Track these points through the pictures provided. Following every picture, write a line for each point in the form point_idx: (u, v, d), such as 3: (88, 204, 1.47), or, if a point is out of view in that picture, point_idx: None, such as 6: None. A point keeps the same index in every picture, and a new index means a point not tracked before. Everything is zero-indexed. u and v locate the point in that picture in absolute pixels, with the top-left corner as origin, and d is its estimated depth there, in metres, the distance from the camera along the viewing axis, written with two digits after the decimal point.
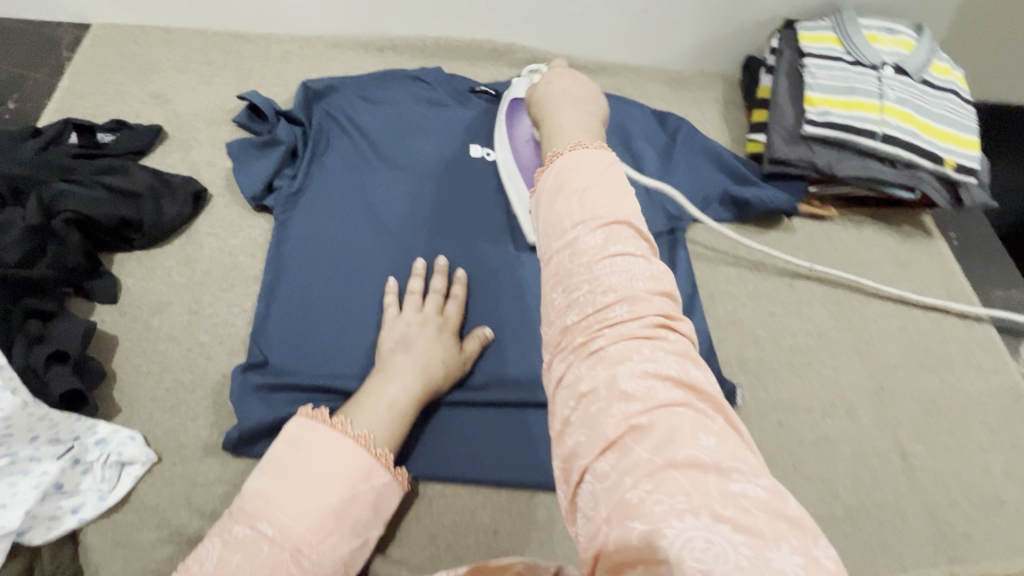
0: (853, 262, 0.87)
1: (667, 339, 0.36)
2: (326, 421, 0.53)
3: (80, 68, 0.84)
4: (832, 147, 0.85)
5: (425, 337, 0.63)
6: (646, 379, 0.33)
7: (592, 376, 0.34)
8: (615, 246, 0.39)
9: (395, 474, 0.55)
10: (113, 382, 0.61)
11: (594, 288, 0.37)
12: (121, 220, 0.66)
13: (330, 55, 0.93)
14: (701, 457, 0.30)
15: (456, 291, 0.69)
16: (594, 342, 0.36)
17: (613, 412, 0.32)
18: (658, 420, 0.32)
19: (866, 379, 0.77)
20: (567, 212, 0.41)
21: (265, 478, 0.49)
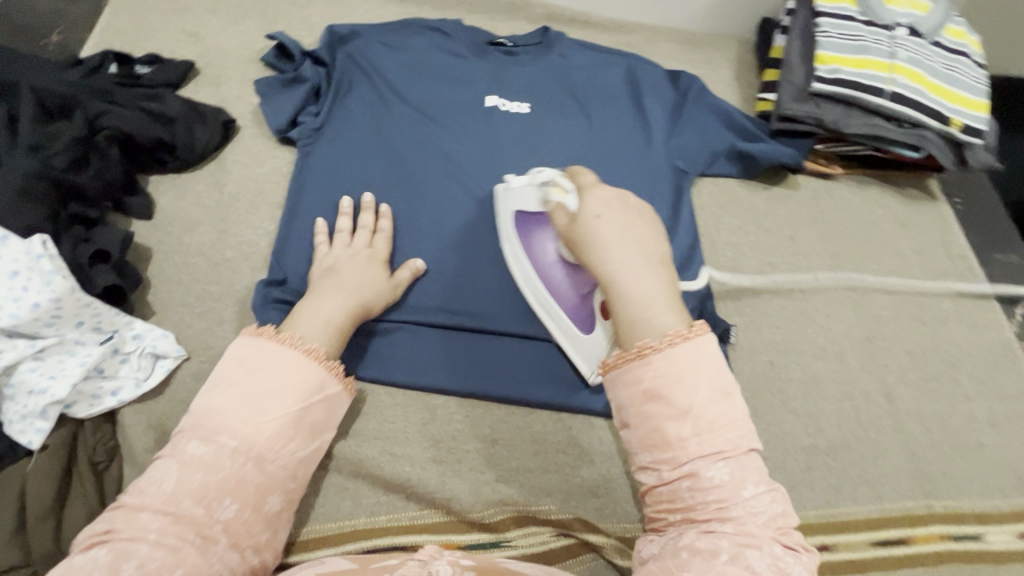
0: (856, 219, 0.89)
1: (782, 514, 0.41)
2: (272, 337, 0.56)
3: (118, 5, 0.88)
4: (840, 105, 0.86)
5: (357, 266, 0.66)
6: (774, 572, 0.39)
7: (713, 544, 0.40)
8: (739, 483, 0.42)
9: (344, 383, 0.58)
10: (147, 288, 0.66)
11: (717, 481, 0.42)
12: (158, 141, 0.70)
13: (354, 3, 0.96)
14: (747, 513, 0.41)
15: (383, 224, 0.72)
16: (666, 430, 0.43)
17: (678, 471, 0.43)
18: (716, 473, 0.42)
19: (858, 328, 0.79)
20: (677, 438, 0.43)
21: (212, 397, 0.52)
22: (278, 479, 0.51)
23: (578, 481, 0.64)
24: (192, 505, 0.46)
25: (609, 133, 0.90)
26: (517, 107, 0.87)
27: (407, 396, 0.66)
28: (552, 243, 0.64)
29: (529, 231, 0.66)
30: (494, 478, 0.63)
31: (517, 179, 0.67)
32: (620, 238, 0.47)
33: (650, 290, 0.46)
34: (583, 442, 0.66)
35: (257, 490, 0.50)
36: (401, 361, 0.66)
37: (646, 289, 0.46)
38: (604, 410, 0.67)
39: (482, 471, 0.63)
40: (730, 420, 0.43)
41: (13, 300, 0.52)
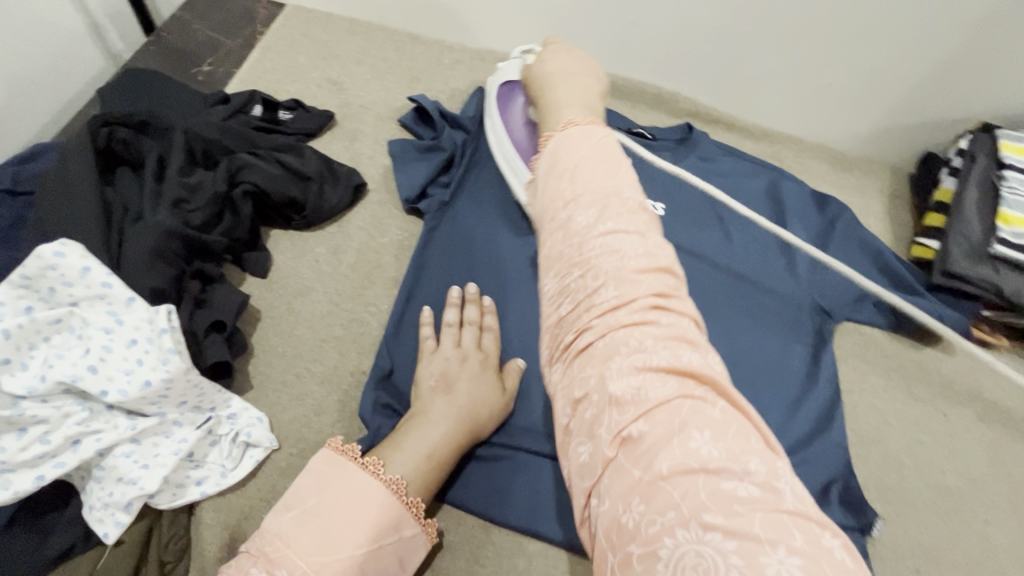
0: (1020, 403, 0.77)
1: (693, 402, 0.31)
2: (355, 461, 0.52)
3: (270, 44, 0.87)
4: (1022, 273, 0.76)
5: (465, 375, 0.59)
6: (684, 453, 0.29)
7: (628, 461, 0.31)
8: (643, 323, 0.34)
9: (423, 525, 0.53)
10: (249, 357, 0.61)
11: (607, 355, 0.34)
12: (290, 200, 0.67)
13: (497, 72, 0.93)
14: (689, 459, 0.29)
15: (489, 321, 0.64)
16: (608, 355, 0.34)
17: (602, 416, 0.32)
18: (652, 427, 0.31)
19: (1022, 544, 0.67)
20: (571, 293, 0.37)
21: (287, 521, 0.48)
22: None
23: None
24: None
25: (748, 253, 0.82)
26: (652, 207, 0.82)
27: (504, 535, 0.58)
28: (522, 107, 0.70)
29: (510, 92, 0.72)
30: None
31: (507, 60, 0.75)
32: (594, 168, 0.40)
33: (617, 257, 0.36)
34: None
35: None
36: (500, 492, 0.59)
37: (594, 193, 0.39)
38: None
39: None
40: (675, 325, 0.34)
41: (126, 373, 0.47)
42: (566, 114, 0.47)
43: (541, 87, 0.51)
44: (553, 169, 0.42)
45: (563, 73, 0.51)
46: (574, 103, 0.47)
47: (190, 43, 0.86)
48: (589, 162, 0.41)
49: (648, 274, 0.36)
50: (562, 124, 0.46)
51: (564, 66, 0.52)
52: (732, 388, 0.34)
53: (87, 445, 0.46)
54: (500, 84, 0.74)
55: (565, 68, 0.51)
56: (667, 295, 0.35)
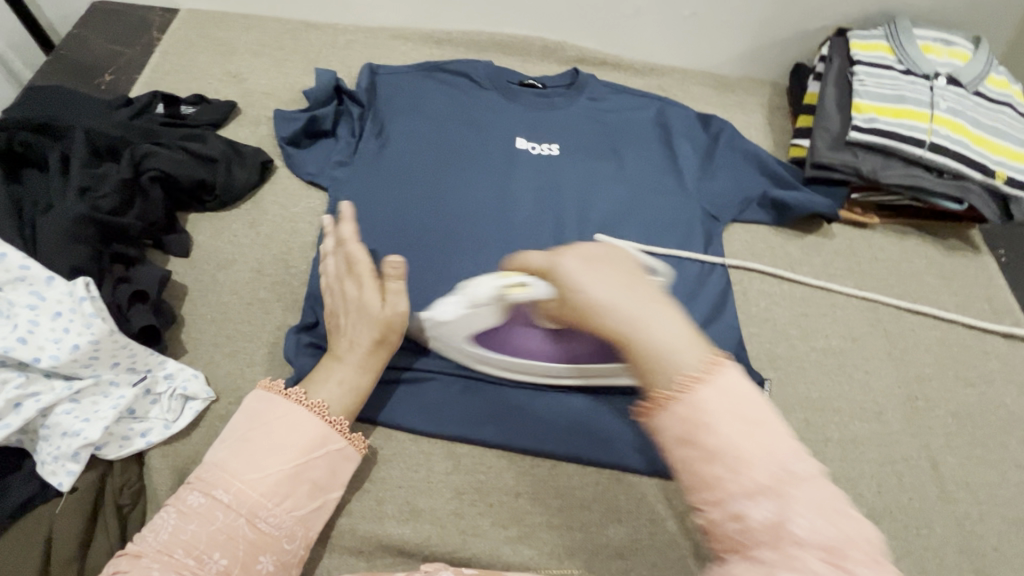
0: (892, 270, 0.87)
1: (783, 493, 0.31)
2: (282, 394, 0.58)
3: (168, 48, 0.92)
4: (877, 154, 0.84)
5: (353, 302, 0.64)
6: (802, 543, 0.30)
7: (760, 536, 0.31)
8: (746, 441, 0.33)
9: (350, 439, 0.59)
10: (180, 327, 0.67)
11: (722, 460, 0.32)
12: (199, 182, 0.72)
13: (391, 46, 0.99)
14: (805, 535, 0.30)
15: (344, 231, 0.64)
16: (718, 462, 0.32)
17: (717, 510, 0.32)
18: (768, 512, 0.31)
19: (898, 386, 0.76)
20: (684, 409, 0.34)
21: (223, 450, 0.54)
22: (273, 538, 0.52)
23: (602, 541, 0.62)
24: (183, 556, 0.48)
25: (640, 175, 0.89)
26: (546, 149, 0.88)
27: (433, 446, 0.65)
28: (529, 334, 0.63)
29: (495, 342, 0.63)
30: (516, 533, 0.62)
31: (444, 305, 0.61)
32: (674, 347, 0.36)
33: (731, 398, 0.34)
34: (609, 500, 0.64)
35: (249, 549, 0.50)
36: (423, 407, 0.66)
37: (706, 412, 0.33)
38: (630, 467, 0.65)
39: (504, 524, 0.62)
40: (738, 409, 0.34)
41: (55, 341, 0.52)
42: (647, 312, 0.37)
43: (578, 293, 0.39)
44: (694, 425, 0.33)
45: (620, 272, 0.40)
46: (618, 285, 0.39)
47: (90, 57, 0.90)
48: (716, 392, 0.34)
49: (742, 402, 0.34)
50: (643, 340, 0.36)
51: (598, 250, 0.42)
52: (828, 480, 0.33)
53: (28, 406, 0.51)
54: (463, 337, 0.63)
55: (612, 286, 0.39)
56: (711, 379, 0.34)
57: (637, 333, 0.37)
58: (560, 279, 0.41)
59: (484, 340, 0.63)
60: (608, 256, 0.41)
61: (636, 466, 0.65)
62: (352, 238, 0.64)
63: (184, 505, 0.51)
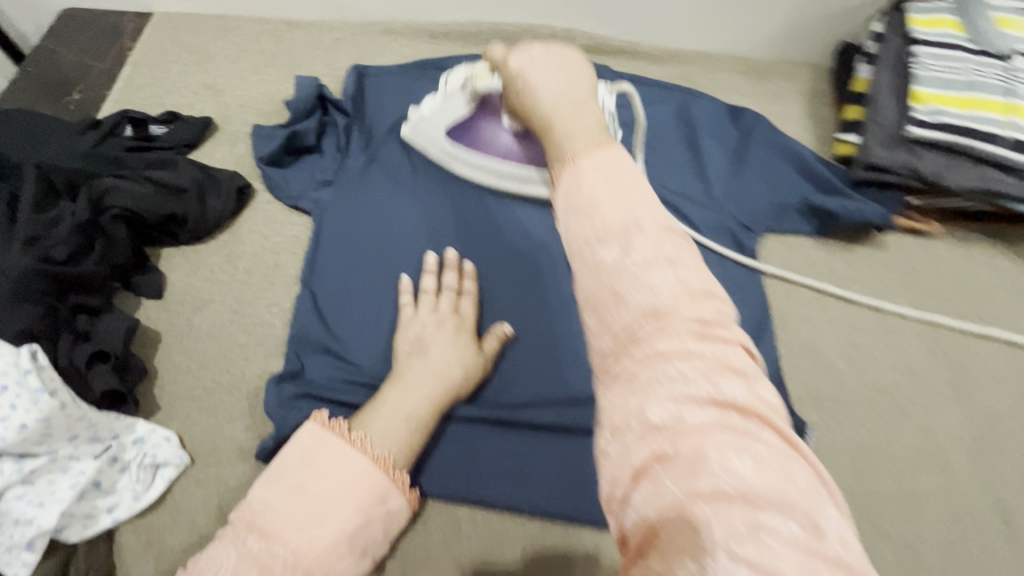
0: (957, 285, 0.75)
1: (730, 407, 0.26)
2: (347, 435, 0.51)
3: (140, 59, 0.85)
4: (943, 153, 0.72)
5: (440, 338, 0.61)
6: (724, 461, 0.25)
7: (646, 447, 0.26)
8: (675, 323, 0.28)
9: (407, 497, 0.52)
10: (153, 380, 0.61)
11: (659, 360, 0.28)
12: (168, 216, 0.65)
13: (381, 42, 0.89)
14: (726, 484, 0.24)
15: (467, 285, 0.67)
16: (642, 368, 0.28)
17: (642, 443, 0.26)
18: (687, 445, 0.26)
19: (964, 427, 0.66)
20: (601, 290, 0.30)
21: (277, 492, 0.46)
22: None
23: None
24: None
25: (661, 182, 0.79)
26: None
27: (431, 509, 0.59)
28: (498, 132, 0.68)
29: (468, 134, 0.70)
30: None
31: (432, 104, 0.70)
32: (606, 177, 0.33)
33: (658, 271, 0.30)
34: None
35: None
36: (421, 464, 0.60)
37: (648, 277, 0.30)
38: None
39: None
40: (719, 351, 0.28)
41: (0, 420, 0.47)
42: (575, 120, 0.36)
43: (521, 81, 0.40)
44: (587, 213, 0.32)
45: (573, 116, 0.37)
46: (577, 112, 0.37)
47: (58, 73, 0.83)
48: (606, 192, 0.32)
49: (692, 302, 0.29)
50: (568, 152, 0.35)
51: (541, 58, 0.40)
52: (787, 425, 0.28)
53: None
54: (448, 133, 0.71)
55: (555, 81, 0.38)
56: (700, 295, 0.30)
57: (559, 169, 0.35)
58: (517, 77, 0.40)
59: (467, 135, 0.70)
60: (559, 60, 0.40)
61: None
62: (472, 292, 0.66)
63: (242, 550, 0.43)
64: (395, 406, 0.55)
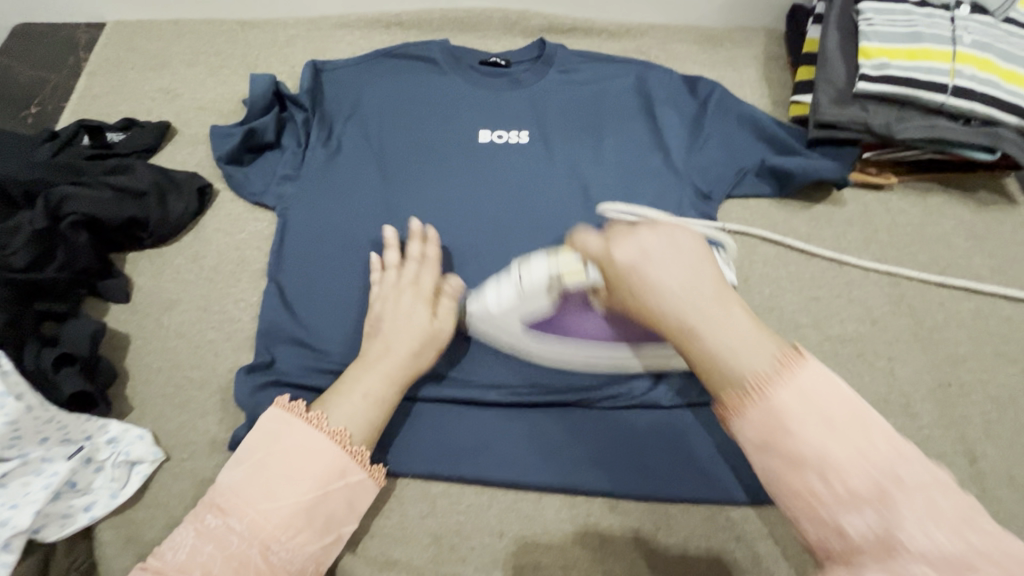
0: (916, 235, 0.76)
1: (881, 456, 0.33)
2: (302, 416, 0.54)
3: (95, 69, 0.85)
4: (890, 106, 0.74)
5: (398, 310, 0.61)
6: (943, 528, 0.31)
7: (860, 522, 0.32)
8: (790, 401, 0.35)
9: (370, 470, 0.55)
10: (125, 381, 0.62)
11: (781, 434, 0.35)
12: (129, 220, 0.66)
13: (337, 36, 0.89)
14: (869, 523, 0.32)
15: (429, 252, 0.66)
16: (796, 432, 0.35)
17: (832, 504, 0.33)
18: (827, 483, 0.34)
19: (927, 372, 0.68)
20: (728, 379, 0.37)
21: (239, 473, 0.51)
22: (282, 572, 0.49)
23: None
24: None
25: (620, 151, 0.79)
26: (514, 137, 0.78)
27: (407, 487, 0.60)
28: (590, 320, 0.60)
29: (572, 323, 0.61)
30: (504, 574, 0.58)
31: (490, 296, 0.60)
32: (691, 290, 0.39)
33: (765, 359, 0.37)
34: (603, 531, 0.59)
35: None
36: (392, 443, 0.61)
37: (775, 378, 0.36)
38: (622, 492, 0.60)
39: (489, 567, 0.58)
40: (834, 410, 0.35)
41: None
42: (674, 248, 0.40)
43: (602, 234, 0.44)
44: (694, 333, 0.39)
45: (666, 242, 0.41)
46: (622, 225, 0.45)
47: (14, 88, 0.83)
48: (708, 315, 0.39)
49: (799, 369, 0.36)
50: (677, 283, 0.40)
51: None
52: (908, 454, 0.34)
53: None
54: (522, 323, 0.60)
55: (668, 263, 0.40)
56: (811, 382, 0.36)
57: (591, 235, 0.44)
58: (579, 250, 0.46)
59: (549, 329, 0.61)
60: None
61: (629, 490, 0.60)
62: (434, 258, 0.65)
63: (202, 524, 0.49)
64: (358, 386, 0.57)
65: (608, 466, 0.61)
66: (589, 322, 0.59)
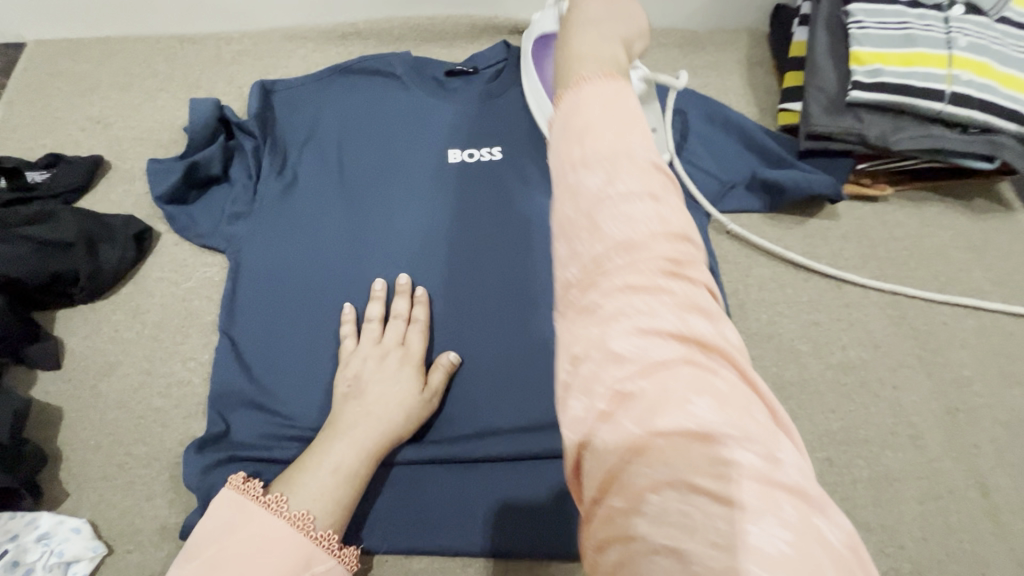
0: (915, 250, 0.73)
1: (673, 287, 0.28)
2: (258, 499, 0.48)
3: (14, 97, 0.76)
4: (885, 114, 0.69)
5: (381, 376, 0.56)
6: (645, 340, 0.26)
7: (586, 340, 0.27)
8: (619, 186, 0.30)
9: (340, 555, 0.49)
10: (58, 463, 0.55)
11: (592, 215, 0.30)
12: (54, 276, 0.58)
13: (287, 51, 0.81)
14: (695, 427, 0.25)
15: (418, 313, 0.62)
16: (593, 209, 0.30)
17: (600, 374, 0.26)
18: (653, 385, 0.26)
19: (934, 399, 0.64)
20: (571, 155, 0.32)
21: (186, 574, 0.43)
22: None
23: None
24: None
25: None
26: (487, 156, 0.72)
27: (384, 563, 0.55)
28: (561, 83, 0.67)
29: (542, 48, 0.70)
30: None
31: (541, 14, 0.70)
32: (605, 106, 0.33)
33: (624, 219, 0.29)
34: None
35: None
36: (369, 514, 0.55)
37: (602, 151, 0.31)
38: None
39: None
40: (688, 290, 0.28)
41: None
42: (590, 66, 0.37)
43: (563, 31, 0.44)
44: (570, 128, 0.33)
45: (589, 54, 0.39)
46: (611, 38, 0.42)
47: None
48: (603, 116, 0.32)
49: (644, 171, 0.31)
50: (576, 79, 0.36)
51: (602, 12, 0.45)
52: (739, 353, 0.28)
53: None
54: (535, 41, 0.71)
55: (598, 41, 0.41)
56: (683, 263, 0.29)
57: (573, 22, 0.45)
58: (574, 23, 0.45)
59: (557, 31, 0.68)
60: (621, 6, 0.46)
61: None
62: (422, 318, 0.61)
63: None
64: (323, 458, 0.51)
65: None
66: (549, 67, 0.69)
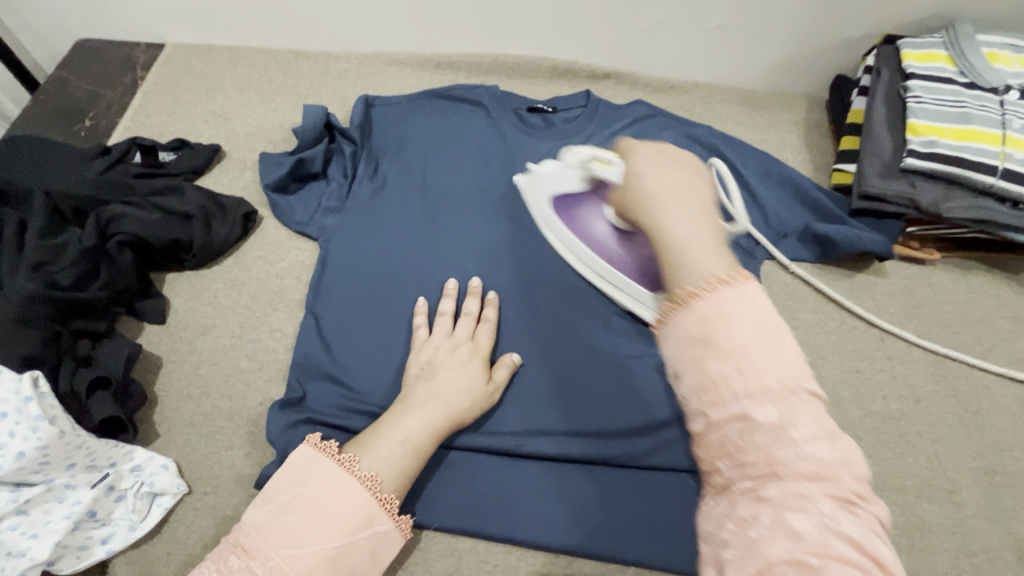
0: (961, 314, 0.75)
1: (853, 504, 0.30)
2: (333, 456, 0.53)
3: (150, 89, 0.87)
4: (937, 183, 0.73)
5: (452, 364, 0.61)
6: (824, 533, 0.29)
7: (760, 521, 0.30)
8: (794, 415, 0.31)
9: (397, 520, 0.53)
10: (153, 406, 0.61)
11: (767, 444, 0.31)
12: (174, 241, 0.66)
13: (387, 73, 0.91)
14: None
15: (488, 313, 0.67)
16: (760, 428, 0.31)
17: (771, 541, 0.29)
18: (829, 561, 0.28)
19: (972, 458, 0.66)
20: (724, 377, 0.32)
21: (266, 513, 0.49)
22: None
23: None
24: None
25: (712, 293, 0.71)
26: None
27: (432, 540, 0.59)
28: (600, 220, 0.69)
29: (571, 214, 0.71)
30: None
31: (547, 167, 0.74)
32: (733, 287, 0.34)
33: (795, 433, 0.30)
34: None
35: None
36: (425, 492, 0.59)
37: (754, 359, 0.32)
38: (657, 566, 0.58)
39: None
40: (857, 496, 0.30)
41: None
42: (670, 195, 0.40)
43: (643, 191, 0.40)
44: (702, 332, 0.33)
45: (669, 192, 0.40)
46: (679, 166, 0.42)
47: (70, 99, 0.85)
48: (738, 297, 0.34)
49: (811, 401, 0.32)
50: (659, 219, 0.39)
51: None
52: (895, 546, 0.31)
53: None
54: (550, 198, 0.73)
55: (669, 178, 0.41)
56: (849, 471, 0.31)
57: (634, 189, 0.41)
58: (623, 148, 0.45)
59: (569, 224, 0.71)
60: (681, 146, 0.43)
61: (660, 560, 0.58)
62: (490, 321, 0.66)
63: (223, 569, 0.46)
64: (395, 428, 0.56)
65: (642, 532, 0.59)
66: (601, 224, 0.69)
